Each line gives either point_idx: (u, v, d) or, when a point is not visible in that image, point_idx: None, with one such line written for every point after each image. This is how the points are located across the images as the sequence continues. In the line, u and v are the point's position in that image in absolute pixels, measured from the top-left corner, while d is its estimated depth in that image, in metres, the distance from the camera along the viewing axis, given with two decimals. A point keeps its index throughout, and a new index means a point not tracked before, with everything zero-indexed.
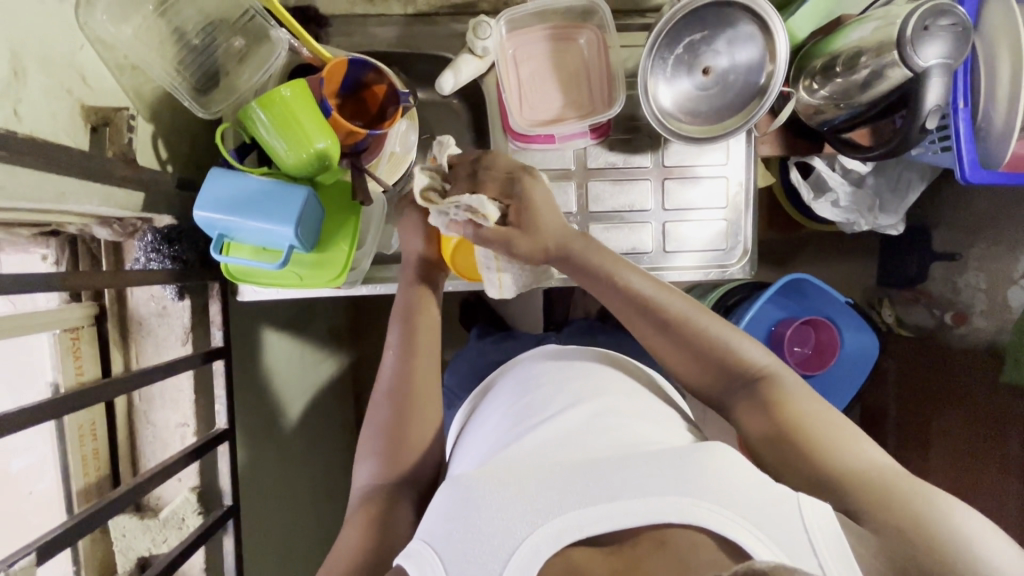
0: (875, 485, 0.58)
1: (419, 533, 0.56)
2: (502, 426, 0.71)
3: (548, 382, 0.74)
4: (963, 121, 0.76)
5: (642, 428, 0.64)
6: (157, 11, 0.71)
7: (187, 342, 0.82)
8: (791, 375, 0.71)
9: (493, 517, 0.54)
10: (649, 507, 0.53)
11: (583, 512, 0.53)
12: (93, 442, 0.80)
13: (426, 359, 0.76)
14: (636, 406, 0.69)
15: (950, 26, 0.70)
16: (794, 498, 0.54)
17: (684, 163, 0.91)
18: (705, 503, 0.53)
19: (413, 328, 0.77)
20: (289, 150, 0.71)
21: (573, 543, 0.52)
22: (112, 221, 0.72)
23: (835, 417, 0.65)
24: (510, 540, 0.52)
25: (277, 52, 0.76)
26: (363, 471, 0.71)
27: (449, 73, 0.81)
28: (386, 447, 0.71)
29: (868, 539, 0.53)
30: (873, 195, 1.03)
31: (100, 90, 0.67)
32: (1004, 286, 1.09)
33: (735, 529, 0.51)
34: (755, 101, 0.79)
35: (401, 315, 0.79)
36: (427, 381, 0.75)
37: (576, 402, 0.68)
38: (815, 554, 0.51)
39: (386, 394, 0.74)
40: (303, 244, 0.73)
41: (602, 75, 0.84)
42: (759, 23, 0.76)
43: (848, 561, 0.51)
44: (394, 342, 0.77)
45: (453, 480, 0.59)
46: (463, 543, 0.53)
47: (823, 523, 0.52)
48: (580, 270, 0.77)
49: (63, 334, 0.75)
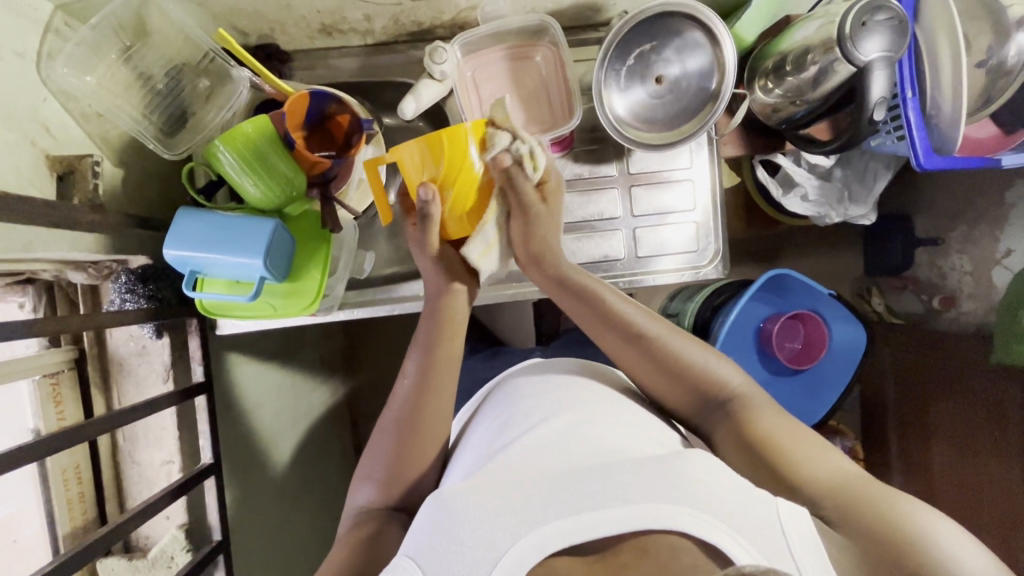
0: (848, 493, 0.59)
1: (402, 549, 0.56)
2: (487, 440, 0.71)
3: (532, 396, 0.74)
4: (913, 111, 0.78)
5: (620, 436, 0.65)
6: (121, 58, 0.72)
7: (169, 380, 0.83)
8: (761, 395, 0.72)
9: (476, 529, 0.54)
10: (632, 514, 0.53)
11: (568, 520, 0.53)
12: (79, 485, 0.81)
13: (441, 393, 0.74)
14: (615, 415, 0.69)
15: (887, 21, 0.70)
16: (773, 506, 0.54)
17: (650, 170, 0.93)
18: (688, 510, 0.53)
19: (432, 362, 0.75)
20: (258, 184, 0.74)
21: (554, 552, 0.52)
22: (86, 265, 0.74)
23: (803, 431, 0.67)
24: (494, 553, 0.52)
25: (239, 91, 0.78)
26: (361, 494, 0.72)
27: (409, 98, 0.83)
28: (389, 474, 0.71)
29: (839, 540, 0.54)
30: (841, 188, 1.04)
31: (66, 139, 0.69)
32: (988, 268, 1.10)
33: (713, 533, 0.51)
34: (709, 104, 0.80)
35: (422, 345, 0.76)
36: (439, 413, 0.74)
37: (558, 414, 0.69)
38: (794, 558, 0.51)
39: (396, 422, 0.73)
40: (274, 275, 0.75)
41: (560, 88, 0.86)
42: (705, 30, 0.78)
43: (824, 562, 0.51)
44: (412, 370, 0.76)
45: (436, 496, 0.58)
46: (446, 556, 0.53)
47: (795, 516, 0.54)
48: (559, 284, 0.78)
49: (42, 381, 0.76)
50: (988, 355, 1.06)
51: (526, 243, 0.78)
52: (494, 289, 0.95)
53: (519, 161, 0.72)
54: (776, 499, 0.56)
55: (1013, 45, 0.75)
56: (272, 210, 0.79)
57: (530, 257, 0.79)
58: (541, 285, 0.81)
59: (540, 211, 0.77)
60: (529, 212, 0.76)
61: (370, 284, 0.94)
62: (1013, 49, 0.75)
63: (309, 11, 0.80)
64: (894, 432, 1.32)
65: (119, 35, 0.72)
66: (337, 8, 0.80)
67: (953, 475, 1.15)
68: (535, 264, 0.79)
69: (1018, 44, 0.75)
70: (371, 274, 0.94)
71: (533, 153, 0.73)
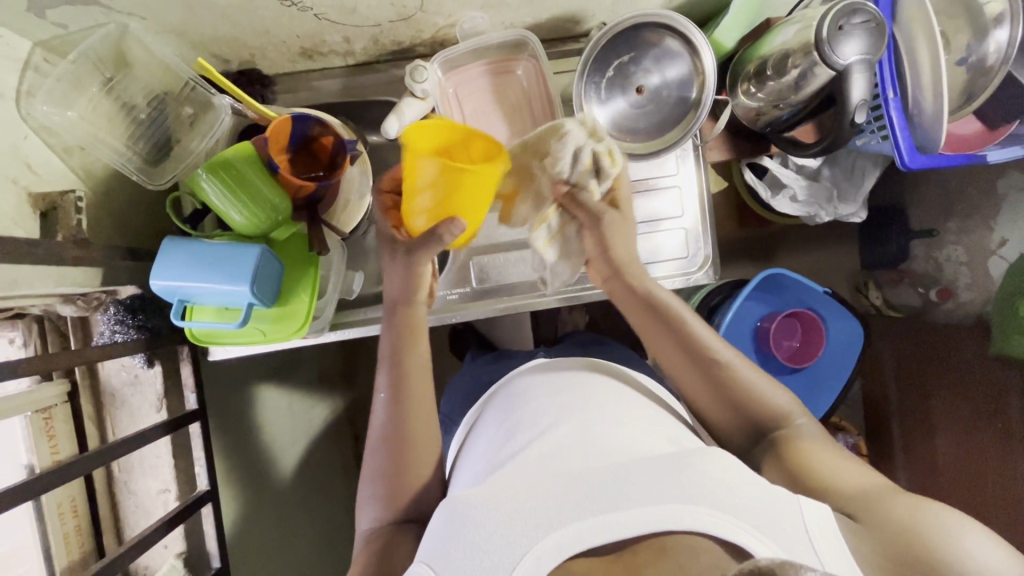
0: (876, 498, 0.58)
1: (417, 556, 0.56)
2: (494, 445, 0.70)
3: (542, 396, 0.73)
4: (896, 111, 0.78)
5: (627, 435, 0.64)
6: (103, 91, 0.72)
7: (162, 410, 0.85)
8: (812, 425, 0.71)
9: (492, 533, 0.53)
10: (650, 516, 0.52)
11: (585, 523, 0.52)
12: (75, 519, 0.79)
13: (421, 405, 0.74)
14: (625, 414, 0.69)
15: (864, 23, 0.70)
16: (793, 501, 0.55)
17: (636, 178, 0.93)
18: (705, 510, 0.52)
19: (403, 374, 0.75)
20: (243, 212, 0.75)
21: (572, 555, 0.52)
22: (76, 297, 0.72)
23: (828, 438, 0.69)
24: (511, 556, 0.52)
25: (220, 118, 0.79)
26: (366, 516, 0.71)
27: (393, 117, 0.81)
28: (386, 492, 0.70)
29: (859, 534, 0.54)
30: (829, 187, 1.04)
31: (47, 175, 0.70)
32: (983, 257, 1.09)
33: (735, 533, 0.51)
34: (691, 112, 0.80)
35: (389, 361, 0.76)
36: (423, 430, 0.73)
37: (570, 417, 0.68)
38: (816, 550, 0.51)
39: (380, 440, 0.73)
40: (262, 300, 0.75)
41: (543, 100, 0.85)
42: (683, 40, 0.78)
43: (848, 561, 0.51)
44: (384, 385, 0.75)
45: (449, 500, 0.59)
46: (463, 560, 0.53)
47: (816, 514, 0.54)
48: (633, 296, 0.79)
49: (35, 416, 0.75)
50: (987, 345, 1.06)
51: (606, 254, 0.79)
52: (484, 303, 0.94)
53: (587, 174, 0.74)
54: (797, 497, 0.56)
55: (993, 42, 0.75)
56: (258, 236, 0.79)
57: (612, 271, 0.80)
58: (614, 293, 0.81)
59: (613, 227, 0.79)
60: (601, 226, 0.79)
61: (363, 303, 0.94)
62: (992, 46, 0.75)
63: (288, 36, 0.80)
64: (896, 426, 1.31)
65: (99, 68, 0.71)
66: (316, 32, 0.80)
67: (956, 470, 1.14)
68: (616, 276, 0.80)
69: (997, 41, 0.74)
70: (360, 294, 0.94)
71: (610, 150, 0.73)
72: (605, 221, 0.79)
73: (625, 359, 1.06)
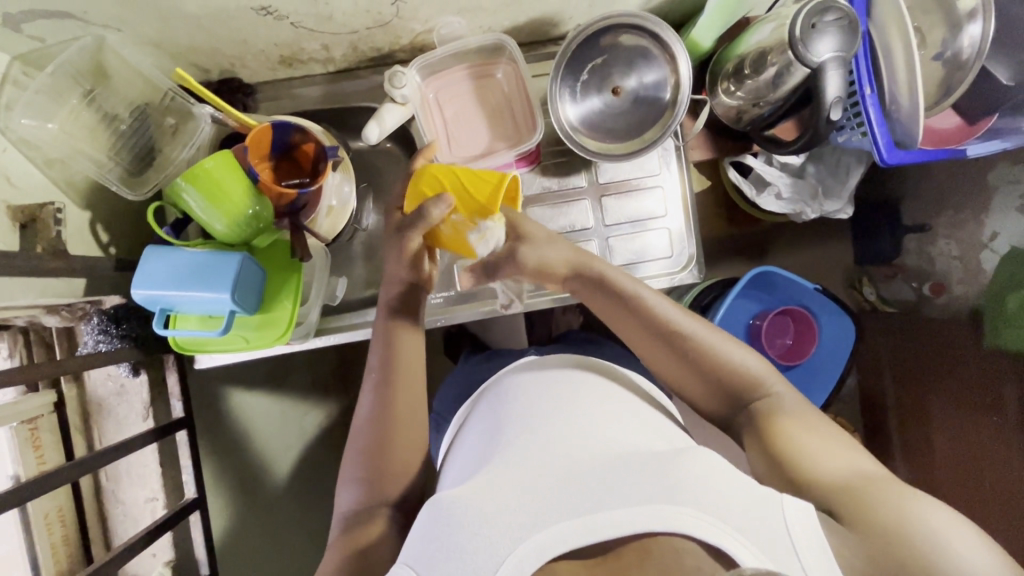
0: (864, 495, 0.57)
1: (401, 557, 0.56)
2: (478, 446, 0.70)
3: (526, 395, 0.74)
4: (873, 106, 0.77)
5: (610, 433, 0.64)
6: (84, 101, 0.72)
7: (149, 417, 0.85)
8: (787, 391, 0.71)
9: (476, 534, 0.53)
10: (633, 517, 0.52)
11: (570, 523, 0.52)
12: (62, 528, 0.80)
13: (412, 393, 0.74)
14: (610, 413, 0.68)
15: (836, 21, 0.70)
16: (777, 501, 0.55)
17: (617, 179, 0.93)
18: (689, 512, 0.52)
19: (401, 361, 0.75)
20: (223, 221, 0.75)
21: (556, 556, 0.51)
22: (59, 308, 0.74)
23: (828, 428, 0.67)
24: (494, 557, 0.52)
25: (201, 128, 0.80)
26: (346, 498, 0.70)
27: (373, 123, 0.83)
28: (369, 472, 0.70)
29: (840, 534, 0.54)
30: (815, 184, 1.04)
31: (27, 187, 0.71)
32: (976, 251, 1.08)
33: (719, 536, 0.50)
34: (669, 111, 0.80)
35: (383, 342, 0.77)
36: (410, 427, 0.73)
37: (552, 416, 0.68)
38: (798, 559, 0.51)
39: (368, 431, 0.73)
40: (243, 307, 0.75)
41: (522, 103, 0.85)
42: (655, 41, 0.79)
43: (828, 562, 0.51)
44: (375, 366, 0.76)
45: (433, 501, 0.59)
46: (446, 563, 0.53)
47: (801, 516, 0.53)
48: (596, 286, 0.76)
49: (20, 427, 0.75)
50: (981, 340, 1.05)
51: (562, 256, 0.77)
52: (470, 306, 0.95)
53: None
54: (781, 496, 0.56)
55: (966, 37, 0.75)
56: (239, 244, 0.80)
57: (570, 274, 0.77)
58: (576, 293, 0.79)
59: (529, 254, 0.77)
60: (516, 260, 0.78)
61: (347, 309, 0.94)
62: (967, 40, 0.75)
63: (266, 45, 0.81)
64: (892, 421, 1.31)
65: (79, 79, 0.71)
66: (294, 40, 0.80)
67: (952, 464, 1.14)
68: (574, 279, 0.77)
69: (970, 36, 0.75)
70: (344, 299, 0.93)
71: None
72: (518, 254, 0.78)
73: (614, 359, 1.06)
